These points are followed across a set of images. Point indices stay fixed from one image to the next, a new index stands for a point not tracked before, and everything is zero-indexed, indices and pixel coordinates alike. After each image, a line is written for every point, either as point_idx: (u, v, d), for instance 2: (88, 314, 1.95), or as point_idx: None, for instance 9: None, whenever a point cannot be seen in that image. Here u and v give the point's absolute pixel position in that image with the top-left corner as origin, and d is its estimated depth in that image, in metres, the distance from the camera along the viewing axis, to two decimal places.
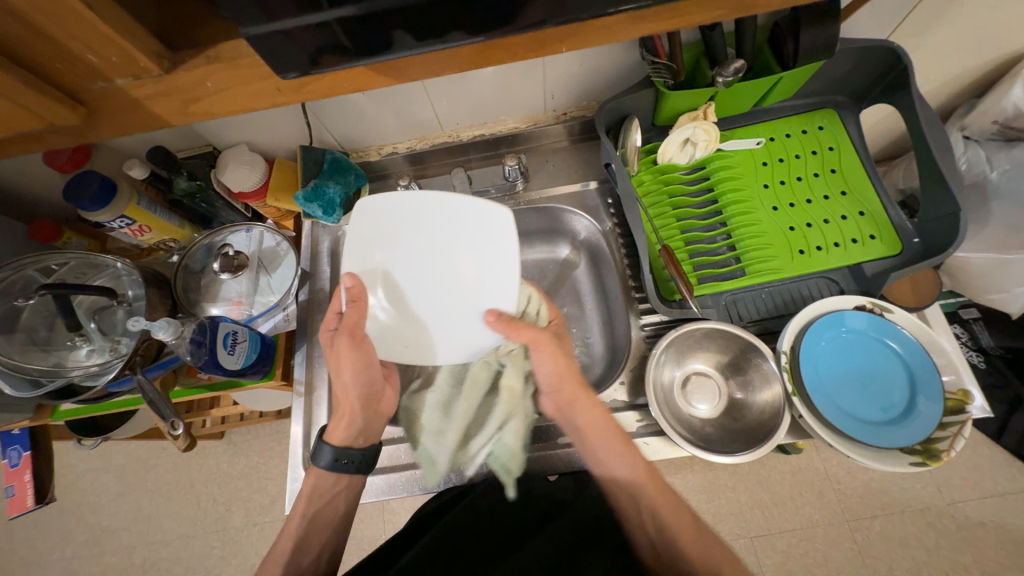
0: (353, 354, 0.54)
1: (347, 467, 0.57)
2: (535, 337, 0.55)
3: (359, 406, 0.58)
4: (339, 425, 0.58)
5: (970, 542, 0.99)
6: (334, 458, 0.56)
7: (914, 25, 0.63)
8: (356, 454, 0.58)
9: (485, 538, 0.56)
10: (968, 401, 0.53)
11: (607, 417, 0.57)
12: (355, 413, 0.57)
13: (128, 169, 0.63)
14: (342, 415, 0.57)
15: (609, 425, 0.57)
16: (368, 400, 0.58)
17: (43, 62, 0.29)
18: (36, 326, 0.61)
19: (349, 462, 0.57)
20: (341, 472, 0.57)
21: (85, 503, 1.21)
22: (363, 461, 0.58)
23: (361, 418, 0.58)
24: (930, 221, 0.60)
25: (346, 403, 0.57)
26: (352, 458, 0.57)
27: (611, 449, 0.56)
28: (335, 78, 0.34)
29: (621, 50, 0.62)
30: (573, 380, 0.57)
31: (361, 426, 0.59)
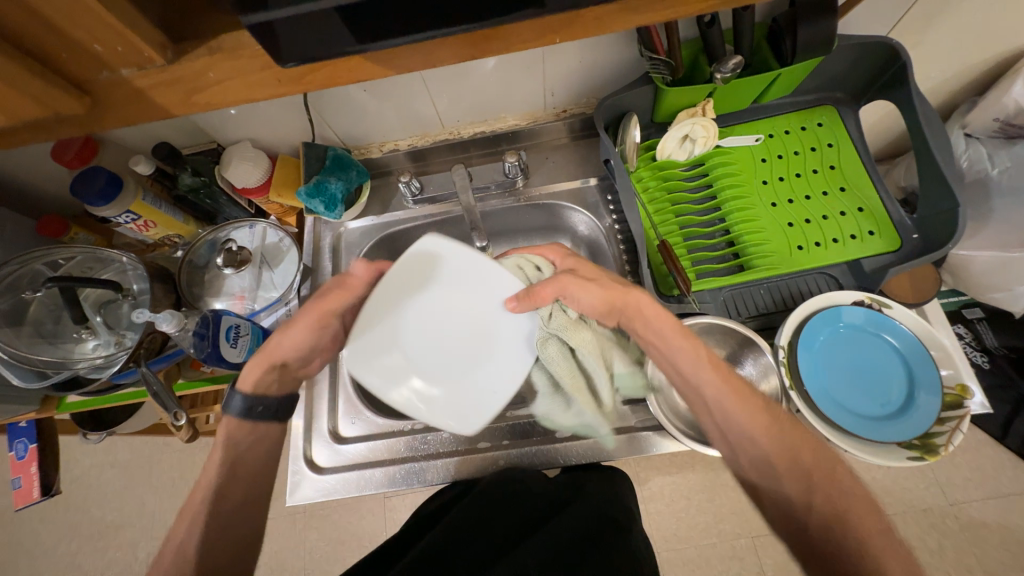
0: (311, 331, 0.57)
1: (262, 415, 0.54)
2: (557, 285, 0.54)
3: (279, 368, 0.57)
4: (258, 375, 0.56)
5: (973, 543, 0.98)
6: (247, 406, 0.54)
7: (914, 22, 0.63)
8: (272, 403, 0.55)
9: (496, 527, 0.54)
10: (967, 396, 0.53)
11: (660, 326, 0.54)
12: (275, 368, 0.57)
13: (134, 164, 0.64)
14: (260, 363, 0.56)
15: (676, 330, 0.53)
16: (293, 368, 0.58)
17: (50, 52, 0.30)
18: (43, 318, 0.63)
19: (265, 410, 0.55)
20: (260, 423, 0.55)
21: (90, 498, 1.22)
22: (278, 410, 0.55)
23: (277, 376, 0.57)
24: (928, 216, 0.61)
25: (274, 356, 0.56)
26: (268, 407, 0.55)
27: (683, 352, 0.52)
28: (333, 69, 0.34)
29: (620, 46, 0.63)
30: (608, 301, 0.55)
31: (274, 381, 0.57)
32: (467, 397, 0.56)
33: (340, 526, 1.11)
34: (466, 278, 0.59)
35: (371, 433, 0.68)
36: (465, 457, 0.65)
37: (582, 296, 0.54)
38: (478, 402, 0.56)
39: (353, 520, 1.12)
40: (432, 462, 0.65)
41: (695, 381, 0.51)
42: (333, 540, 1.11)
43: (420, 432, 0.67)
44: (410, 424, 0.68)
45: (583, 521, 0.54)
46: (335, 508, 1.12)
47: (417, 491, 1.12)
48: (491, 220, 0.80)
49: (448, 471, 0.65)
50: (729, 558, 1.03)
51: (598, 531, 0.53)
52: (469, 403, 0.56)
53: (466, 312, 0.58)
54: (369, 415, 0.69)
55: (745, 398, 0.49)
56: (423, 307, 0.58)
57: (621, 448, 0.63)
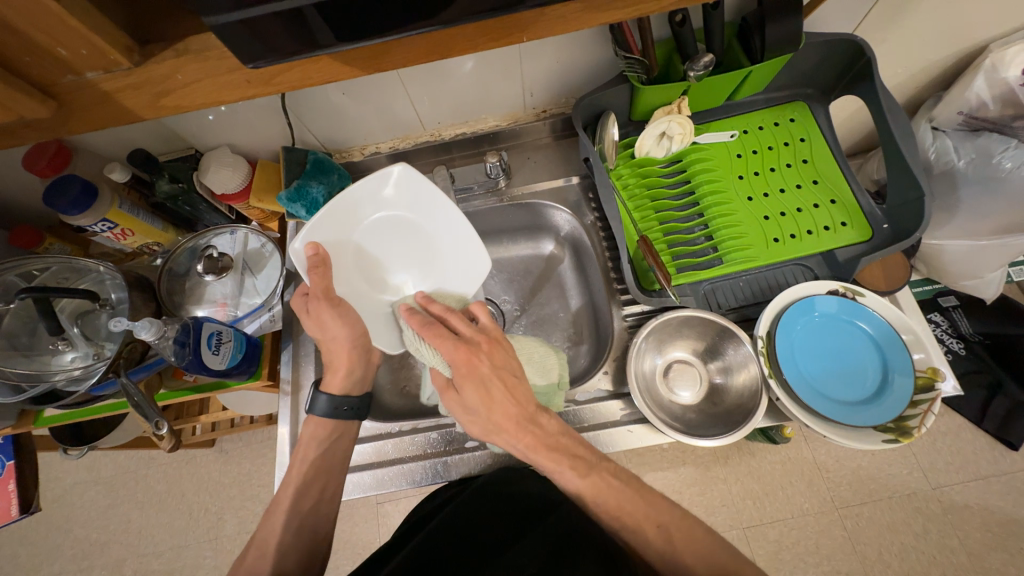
0: (338, 314, 0.58)
1: (347, 413, 0.60)
2: (452, 351, 0.52)
3: (356, 355, 0.61)
4: (337, 378, 0.61)
5: (957, 525, 1.01)
6: (333, 404, 0.59)
7: (878, 19, 0.65)
8: (356, 401, 0.61)
9: (490, 524, 0.54)
10: (937, 379, 0.54)
11: (542, 449, 0.51)
12: (353, 361, 0.61)
13: (109, 172, 0.63)
14: (339, 367, 0.60)
15: (548, 440, 0.51)
16: (362, 350, 0.62)
17: (10, 55, 0.29)
18: (17, 331, 0.61)
19: (350, 408, 0.60)
20: (342, 420, 0.60)
21: (72, 517, 1.19)
22: (360, 407, 0.61)
23: (358, 369, 0.62)
24: (897, 206, 0.62)
25: (342, 356, 0.60)
26: (353, 405, 0.60)
27: (559, 468, 0.50)
28: (303, 68, 0.35)
29: (595, 47, 0.64)
30: (495, 419, 0.51)
31: (360, 374, 0.62)
32: (453, 265, 0.64)
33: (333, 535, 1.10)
34: (351, 215, 0.59)
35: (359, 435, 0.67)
36: (454, 457, 0.65)
37: (464, 415, 0.53)
38: (463, 261, 0.64)
39: (346, 528, 1.11)
40: (421, 462, 0.65)
41: (574, 489, 0.50)
42: None
43: (409, 434, 0.66)
44: (397, 426, 0.67)
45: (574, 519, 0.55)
46: None
47: (410, 496, 1.11)
48: (475, 220, 0.80)
49: (437, 472, 0.64)
50: None
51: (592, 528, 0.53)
52: (461, 268, 0.65)
53: (380, 229, 0.62)
54: None
55: (627, 505, 0.50)
56: (352, 253, 0.61)
57: (609, 442, 0.63)
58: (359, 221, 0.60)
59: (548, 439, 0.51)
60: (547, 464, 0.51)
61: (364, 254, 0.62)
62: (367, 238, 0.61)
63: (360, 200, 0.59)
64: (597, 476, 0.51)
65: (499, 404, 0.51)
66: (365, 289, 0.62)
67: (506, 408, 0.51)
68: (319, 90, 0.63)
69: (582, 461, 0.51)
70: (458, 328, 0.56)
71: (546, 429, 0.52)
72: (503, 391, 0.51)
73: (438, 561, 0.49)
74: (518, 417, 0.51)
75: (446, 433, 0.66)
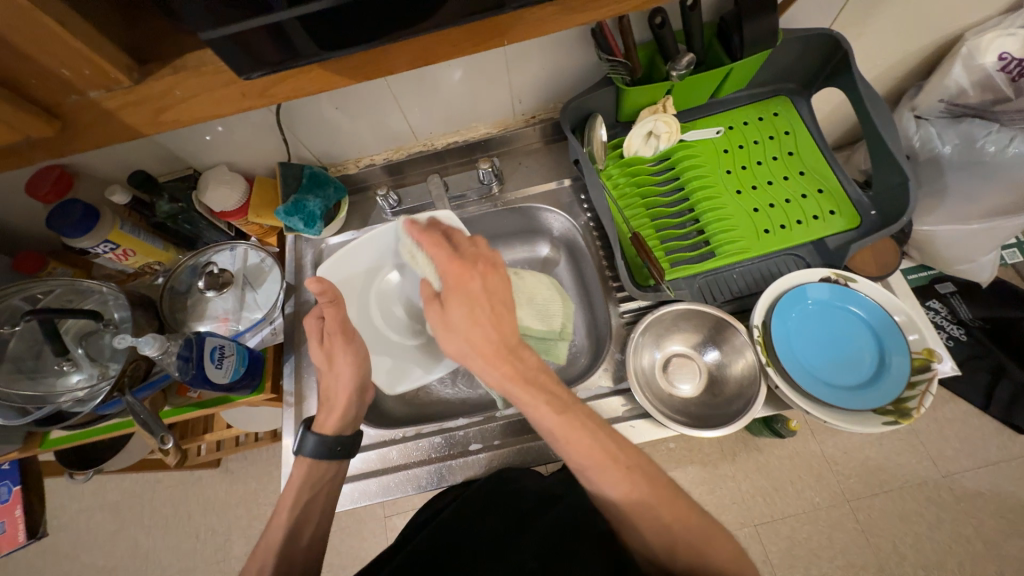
0: (349, 352, 0.57)
1: (339, 454, 0.57)
2: (443, 259, 0.49)
3: (354, 398, 0.58)
4: (332, 418, 0.58)
5: (969, 513, 1.00)
6: (323, 445, 0.56)
7: (853, 13, 0.67)
8: (349, 441, 0.58)
9: (493, 524, 0.55)
10: (933, 359, 0.55)
11: (522, 381, 0.47)
12: (347, 405, 0.58)
13: (110, 195, 0.64)
14: (336, 407, 0.58)
15: (528, 375, 0.47)
16: (360, 394, 0.59)
17: (19, 78, 0.31)
18: (23, 354, 0.62)
19: (342, 448, 0.57)
20: (333, 460, 0.57)
21: (79, 545, 1.18)
22: (351, 446, 0.58)
23: (353, 409, 0.59)
24: (883, 193, 0.64)
25: (338, 398, 0.58)
26: (346, 445, 0.57)
27: (534, 403, 0.47)
28: (295, 77, 0.36)
29: (580, 51, 0.66)
30: (477, 348, 0.46)
31: (352, 416, 0.59)
32: None
33: (342, 551, 1.09)
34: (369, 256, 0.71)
35: (363, 444, 0.67)
36: (457, 461, 0.65)
37: (443, 333, 0.48)
38: None
39: (355, 543, 1.10)
40: (426, 467, 0.65)
41: (541, 421, 0.47)
42: (335, 565, 1.09)
43: (411, 440, 0.66)
44: (400, 432, 0.67)
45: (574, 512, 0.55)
46: (336, 533, 1.11)
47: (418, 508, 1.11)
48: (470, 226, 0.81)
49: (442, 476, 0.64)
50: None
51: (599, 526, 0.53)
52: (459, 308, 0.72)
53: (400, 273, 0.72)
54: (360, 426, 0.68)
55: (599, 449, 0.46)
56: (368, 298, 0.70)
57: None
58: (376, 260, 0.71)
59: (529, 371, 0.47)
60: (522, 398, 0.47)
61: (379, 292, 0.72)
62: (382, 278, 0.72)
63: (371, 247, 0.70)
64: (571, 415, 0.47)
65: (483, 318, 0.47)
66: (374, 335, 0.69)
67: (488, 334, 0.46)
68: (313, 105, 0.64)
69: (559, 398, 0.47)
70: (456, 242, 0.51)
71: (526, 362, 0.48)
72: (490, 310, 0.47)
73: (443, 558, 0.50)
74: (502, 347, 0.47)
75: (449, 437, 0.66)
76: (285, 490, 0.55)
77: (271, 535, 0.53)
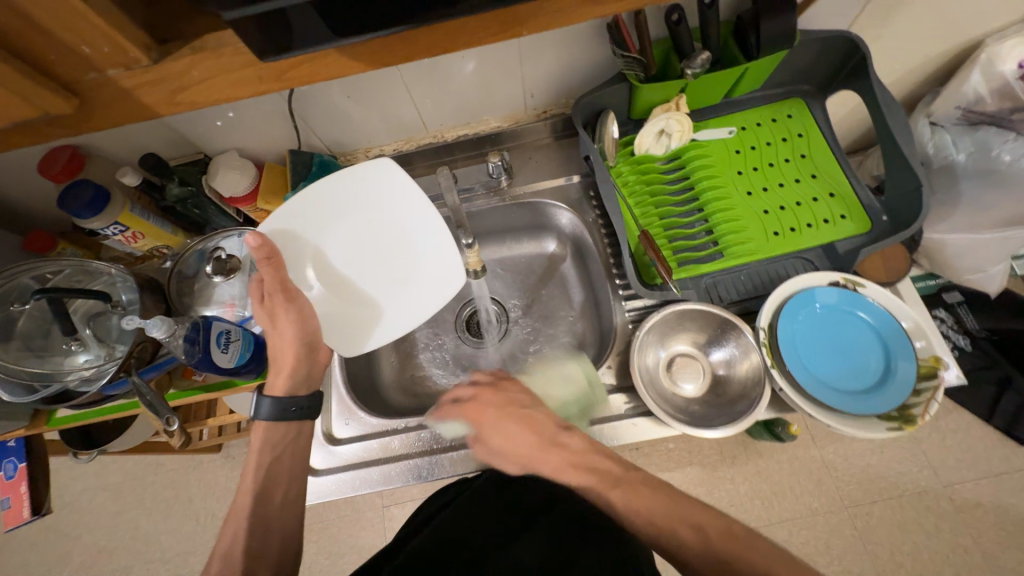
0: (292, 313, 0.58)
1: (294, 415, 0.57)
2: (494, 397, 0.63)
3: (302, 354, 0.58)
4: (281, 378, 0.59)
5: (968, 523, 1.00)
6: (279, 408, 0.56)
7: (872, 16, 0.66)
8: (304, 400, 0.58)
9: None
10: (940, 367, 0.55)
11: (574, 463, 0.56)
12: (297, 362, 0.58)
13: (121, 176, 0.64)
14: (282, 368, 0.57)
15: (575, 459, 0.56)
16: (309, 350, 0.59)
17: (40, 54, 0.31)
18: (32, 332, 0.62)
19: (298, 409, 0.57)
20: (290, 421, 0.57)
21: (81, 524, 1.20)
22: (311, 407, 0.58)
23: (301, 369, 0.59)
24: (896, 198, 0.63)
25: (284, 357, 0.58)
26: (300, 404, 0.57)
27: (589, 481, 0.54)
28: (312, 62, 0.36)
29: (594, 46, 0.65)
30: (522, 454, 0.58)
31: (303, 374, 0.59)
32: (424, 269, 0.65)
33: (340, 539, 1.10)
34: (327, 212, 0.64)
35: (365, 432, 0.68)
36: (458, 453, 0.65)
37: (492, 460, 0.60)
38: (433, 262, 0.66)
39: (353, 531, 1.10)
40: (427, 458, 0.65)
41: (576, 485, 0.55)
42: (333, 553, 1.09)
43: (415, 430, 0.67)
44: (404, 422, 0.68)
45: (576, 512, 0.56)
46: (334, 521, 1.11)
47: (416, 500, 1.11)
48: (478, 220, 0.81)
49: (442, 467, 0.65)
50: None
51: None
52: (430, 283, 0.65)
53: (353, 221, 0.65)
54: (362, 415, 0.69)
55: (657, 509, 0.50)
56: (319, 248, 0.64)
57: (614, 435, 0.63)
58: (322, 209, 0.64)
59: (579, 456, 0.57)
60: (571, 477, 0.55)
61: (333, 243, 0.65)
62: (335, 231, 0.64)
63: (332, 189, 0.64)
64: (627, 486, 0.53)
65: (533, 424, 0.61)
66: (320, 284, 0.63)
67: (528, 438, 0.59)
68: (325, 93, 0.64)
69: (607, 473, 0.55)
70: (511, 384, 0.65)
71: (571, 447, 0.57)
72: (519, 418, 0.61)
73: None
74: (544, 440, 0.58)
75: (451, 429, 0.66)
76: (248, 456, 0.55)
77: (249, 507, 0.52)
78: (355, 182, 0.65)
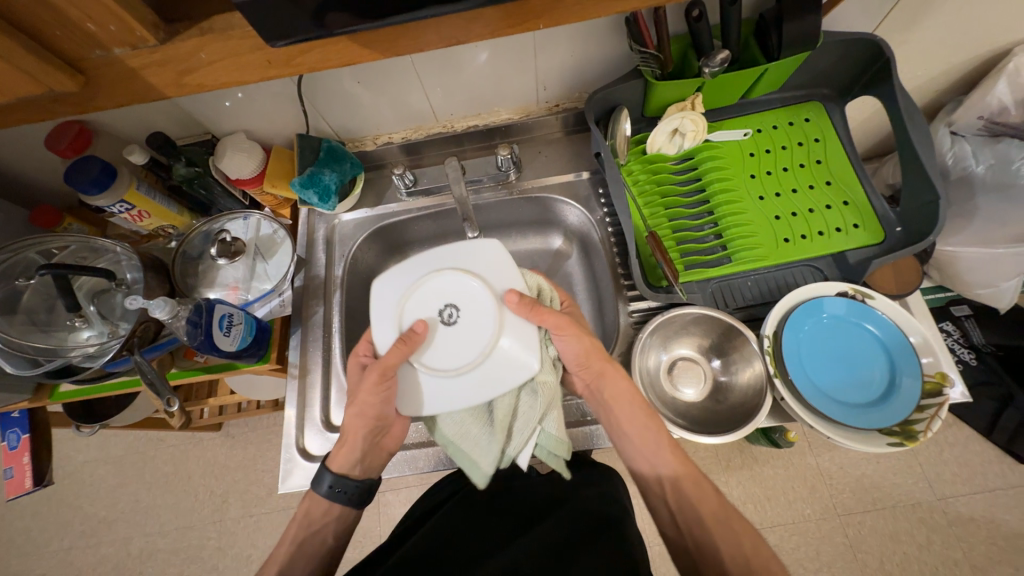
0: (376, 396, 0.54)
1: (340, 497, 0.56)
2: (558, 321, 0.55)
3: (366, 433, 0.57)
4: (354, 458, 0.57)
5: (960, 537, 1.00)
6: (330, 487, 0.56)
7: (899, 21, 0.64)
8: (353, 484, 0.56)
9: (492, 524, 0.56)
10: (946, 384, 0.54)
11: (654, 439, 0.57)
12: (359, 441, 0.57)
13: (128, 154, 0.64)
14: (346, 442, 0.56)
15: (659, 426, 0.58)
16: (374, 431, 0.58)
17: (45, 29, 0.30)
18: (37, 307, 0.63)
19: (344, 492, 0.56)
20: (336, 501, 0.57)
21: (83, 494, 1.22)
22: (359, 493, 0.57)
23: (363, 447, 0.57)
24: (912, 209, 0.62)
25: (353, 432, 0.56)
26: (349, 487, 0.56)
27: (658, 455, 0.57)
28: (321, 50, 0.35)
29: (611, 40, 0.64)
30: (617, 405, 0.59)
31: (360, 455, 0.57)
32: (458, 256, 0.59)
33: None
34: (481, 252, 0.59)
35: None
36: None
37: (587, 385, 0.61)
38: (466, 254, 0.59)
39: None
40: (424, 450, 0.65)
41: (629, 431, 0.58)
42: None
43: (412, 421, 0.67)
44: None
45: (579, 518, 0.55)
46: None
47: (411, 487, 1.13)
48: (484, 213, 0.80)
49: (439, 459, 0.65)
50: None
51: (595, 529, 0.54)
52: (441, 254, 0.59)
53: (453, 361, 0.54)
54: None
55: (707, 498, 0.55)
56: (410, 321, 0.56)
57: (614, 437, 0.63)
58: (442, 379, 0.54)
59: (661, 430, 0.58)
60: (632, 426, 0.58)
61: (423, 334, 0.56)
62: (463, 286, 0.57)
63: (469, 388, 0.53)
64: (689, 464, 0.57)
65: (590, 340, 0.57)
66: (382, 328, 0.57)
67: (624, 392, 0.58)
68: (334, 78, 0.63)
69: (680, 450, 0.58)
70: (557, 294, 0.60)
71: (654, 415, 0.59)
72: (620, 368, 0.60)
73: (442, 558, 0.51)
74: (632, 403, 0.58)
75: None
76: (289, 523, 0.56)
77: None
78: (498, 367, 0.54)
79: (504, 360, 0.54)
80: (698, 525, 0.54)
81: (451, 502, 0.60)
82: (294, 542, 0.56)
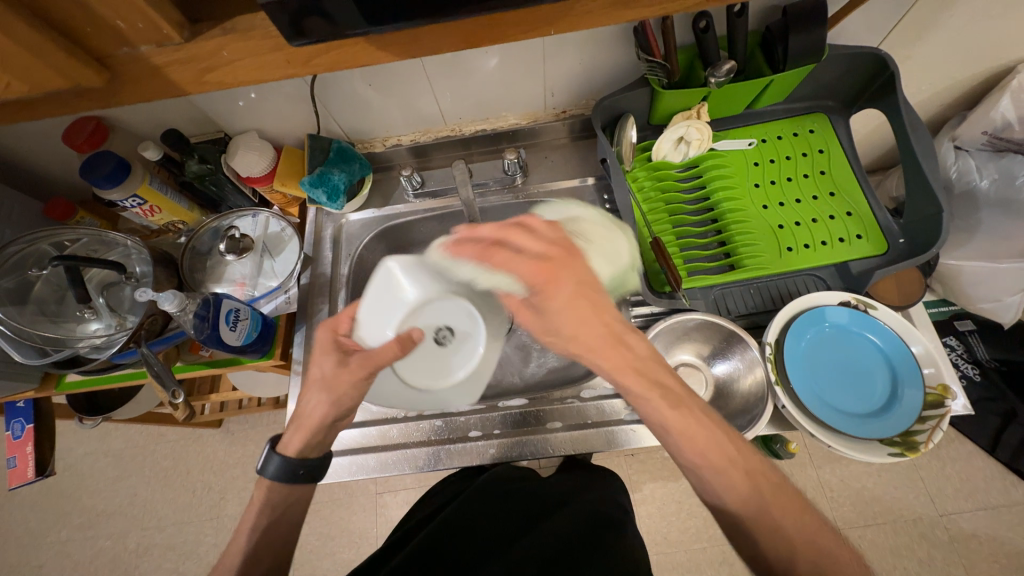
0: (357, 389, 0.52)
1: (301, 479, 0.52)
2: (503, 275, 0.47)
3: (325, 420, 0.52)
4: (308, 444, 0.53)
5: (962, 553, 0.99)
6: (286, 469, 0.51)
7: (904, 36, 0.65)
8: (312, 463, 0.53)
9: (492, 525, 0.56)
10: (947, 396, 0.54)
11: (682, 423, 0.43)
12: (317, 426, 0.52)
13: (142, 150, 0.65)
14: (301, 426, 0.53)
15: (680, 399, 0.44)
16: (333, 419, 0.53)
17: (75, 25, 0.31)
18: (47, 297, 0.64)
19: (305, 474, 0.52)
20: (297, 485, 0.52)
21: (81, 487, 1.22)
22: (315, 471, 0.53)
23: (322, 433, 0.53)
24: (915, 221, 0.62)
25: (310, 418, 0.52)
26: (308, 467, 0.52)
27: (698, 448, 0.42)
28: (337, 53, 0.36)
29: (620, 49, 0.65)
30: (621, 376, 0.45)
31: (320, 439, 0.53)
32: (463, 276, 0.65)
33: (331, 521, 1.12)
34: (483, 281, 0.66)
35: (365, 419, 0.68)
36: (456, 446, 0.65)
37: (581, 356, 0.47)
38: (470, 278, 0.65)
39: (345, 515, 1.12)
40: (425, 448, 0.66)
41: (663, 423, 0.43)
42: (322, 535, 1.11)
43: (414, 421, 0.67)
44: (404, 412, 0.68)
45: (579, 520, 0.55)
46: (327, 503, 1.13)
47: (409, 489, 1.13)
48: (488, 216, 0.81)
49: (439, 459, 0.65)
50: (718, 562, 1.03)
51: (596, 533, 0.53)
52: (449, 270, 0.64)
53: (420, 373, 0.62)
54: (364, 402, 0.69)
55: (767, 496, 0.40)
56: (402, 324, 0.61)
57: (614, 440, 0.64)
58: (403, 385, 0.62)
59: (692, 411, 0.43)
60: (653, 409, 0.44)
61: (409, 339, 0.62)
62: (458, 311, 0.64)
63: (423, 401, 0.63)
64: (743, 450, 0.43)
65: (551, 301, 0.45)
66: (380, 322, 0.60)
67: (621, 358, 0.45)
68: (347, 80, 0.65)
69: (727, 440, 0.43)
70: (521, 243, 0.48)
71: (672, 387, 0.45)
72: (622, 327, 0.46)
73: (441, 557, 0.51)
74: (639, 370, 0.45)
75: (449, 422, 0.67)
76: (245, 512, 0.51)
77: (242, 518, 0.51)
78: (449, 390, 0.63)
79: (458, 385, 0.64)
80: (769, 546, 0.39)
81: (454, 504, 0.60)
82: (265, 536, 0.50)
